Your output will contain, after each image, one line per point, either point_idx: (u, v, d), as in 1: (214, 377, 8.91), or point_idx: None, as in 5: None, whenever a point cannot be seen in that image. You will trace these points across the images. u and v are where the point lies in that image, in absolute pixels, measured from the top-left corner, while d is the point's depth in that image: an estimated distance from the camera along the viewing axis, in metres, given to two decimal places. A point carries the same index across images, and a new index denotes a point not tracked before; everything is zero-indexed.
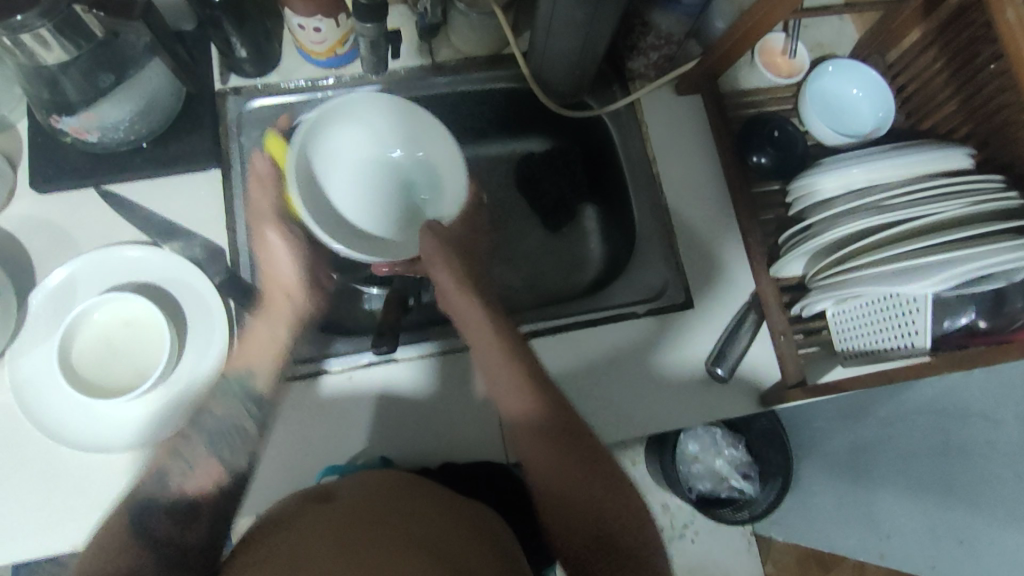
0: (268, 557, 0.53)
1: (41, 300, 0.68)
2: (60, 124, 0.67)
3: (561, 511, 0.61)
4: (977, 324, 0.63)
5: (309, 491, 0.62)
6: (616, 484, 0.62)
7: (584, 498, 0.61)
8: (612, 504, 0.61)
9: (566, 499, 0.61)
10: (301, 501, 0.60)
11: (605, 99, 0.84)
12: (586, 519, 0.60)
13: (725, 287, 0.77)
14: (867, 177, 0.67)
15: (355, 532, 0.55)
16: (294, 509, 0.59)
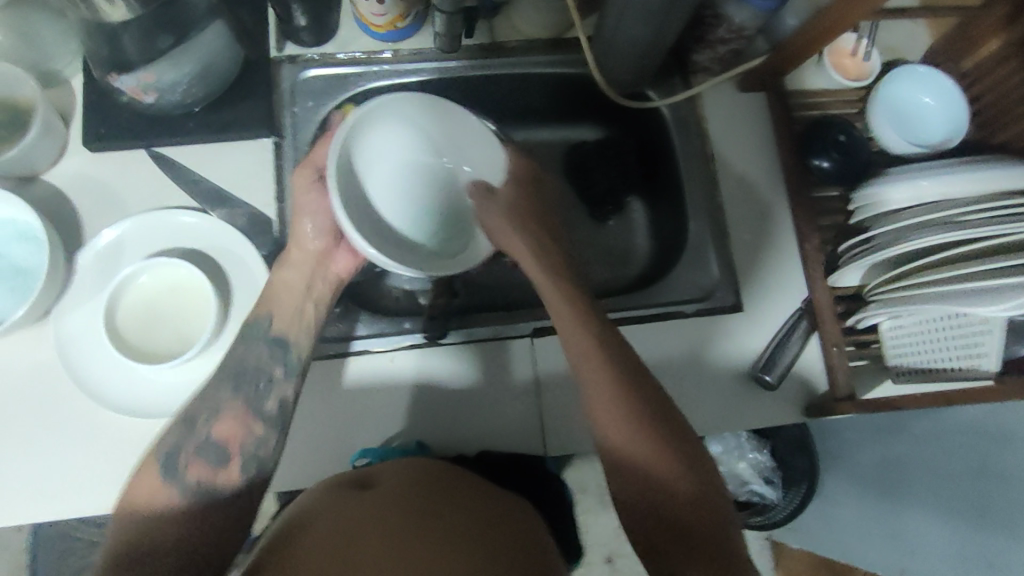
0: (309, 545, 0.52)
1: (90, 259, 0.68)
2: (117, 82, 0.66)
3: (648, 513, 0.53)
4: None
5: (345, 478, 0.61)
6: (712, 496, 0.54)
7: (684, 506, 0.53)
8: (708, 512, 0.53)
9: (659, 498, 0.53)
10: (339, 486, 0.60)
11: (665, 91, 0.80)
12: (682, 526, 0.52)
13: (776, 293, 0.75)
14: (939, 191, 0.64)
15: (395, 521, 0.54)
16: (331, 497, 0.58)
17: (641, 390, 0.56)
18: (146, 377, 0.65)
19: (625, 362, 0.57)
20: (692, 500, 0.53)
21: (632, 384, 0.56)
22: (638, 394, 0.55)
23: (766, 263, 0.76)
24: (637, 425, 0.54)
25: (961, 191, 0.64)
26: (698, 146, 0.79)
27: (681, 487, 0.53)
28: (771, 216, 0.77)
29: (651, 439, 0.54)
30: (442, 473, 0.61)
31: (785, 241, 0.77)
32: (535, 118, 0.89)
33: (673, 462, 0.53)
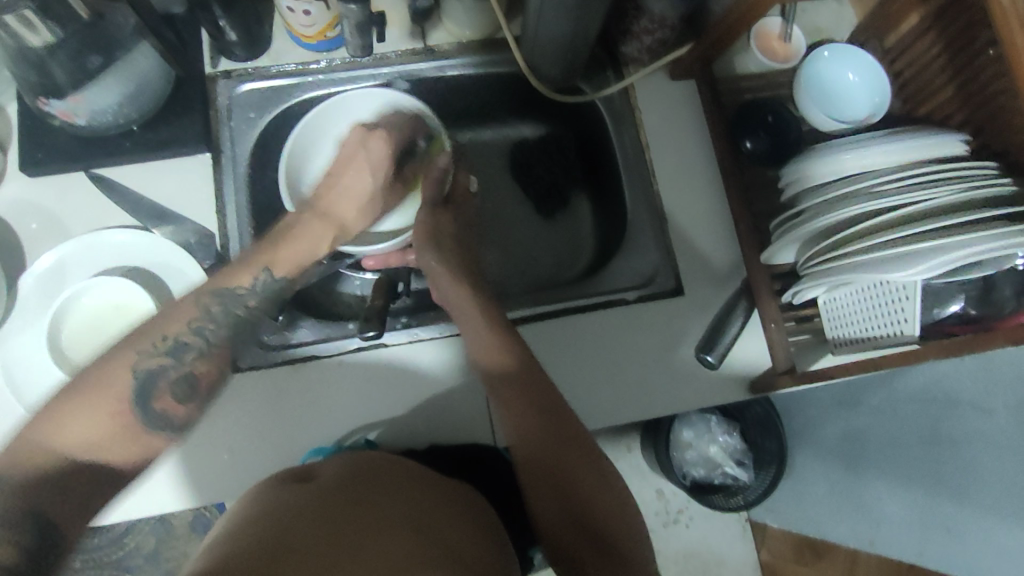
0: (256, 538, 0.51)
1: (31, 283, 0.69)
2: (48, 106, 0.67)
3: (553, 495, 0.61)
4: (967, 312, 0.61)
5: (287, 474, 0.61)
6: (606, 480, 0.62)
7: (581, 484, 0.61)
8: (603, 490, 0.61)
9: (559, 479, 0.61)
10: (279, 483, 0.60)
11: (598, 84, 0.82)
12: (577, 508, 0.60)
13: (715, 275, 0.77)
14: (859, 164, 0.66)
15: (347, 519, 0.54)
16: (276, 493, 0.58)
17: (541, 386, 0.63)
18: None
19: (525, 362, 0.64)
20: (588, 481, 0.61)
21: (526, 377, 0.63)
22: (535, 391, 0.63)
23: (705, 247, 0.78)
24: (536, 416, 0.62)
25: (881, 162, 0.66)
26: (634, 136, 0.81)
27: (576, 465, 0.61)
28: (708, 200, 0.79)
29: (550, 428, 0.62)
30: (390, 469, 0.63)
31: (722, 223, 0.79)
32: (478, 117, 0.90)
33: (577, 455, 0.61)
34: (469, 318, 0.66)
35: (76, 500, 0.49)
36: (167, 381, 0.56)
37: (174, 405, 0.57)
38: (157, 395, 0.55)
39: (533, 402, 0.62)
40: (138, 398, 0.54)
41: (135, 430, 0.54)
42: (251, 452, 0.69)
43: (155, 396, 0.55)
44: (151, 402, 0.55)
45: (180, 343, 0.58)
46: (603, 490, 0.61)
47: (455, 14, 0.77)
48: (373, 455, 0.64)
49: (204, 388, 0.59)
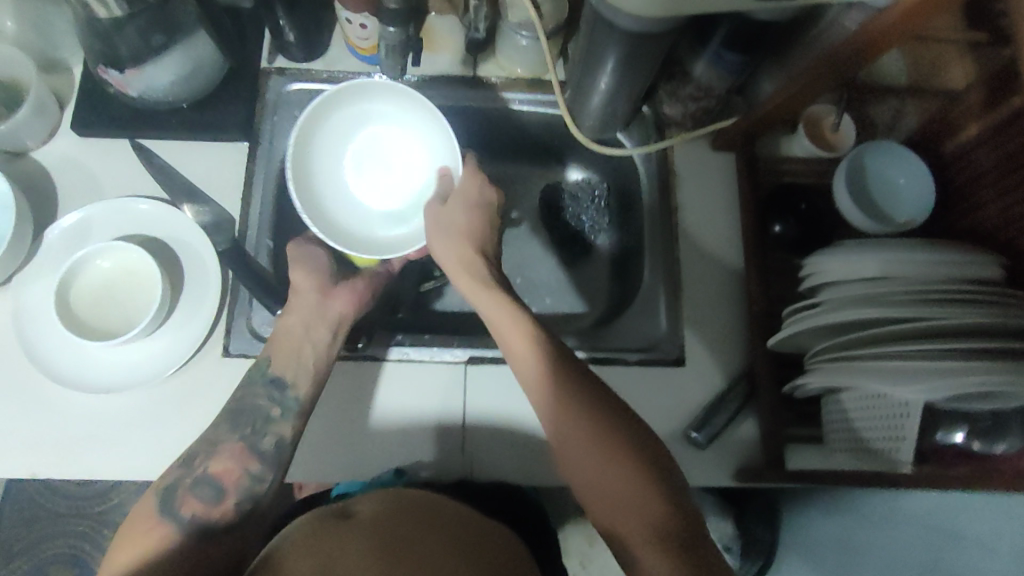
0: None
1: (57, 236, 0.72)
2: (106, 74, 0.70)
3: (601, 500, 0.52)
4: (971, 445, 0.56)
5: (328, 508, 0.62)
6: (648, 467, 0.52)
7: (610, 469, 0.51)
8: (643, 476, 0.51)
9: (591, 466, 0.52)
10: (322, 516, 0.60)
11: (639, 140, 0.82)
12: (616, 495, 0.51)
13: (721, 351, 0.75)
14: (880, 267, 0.64)
15: (392, 560, 0.55)
16: (316, 527, 0.59)
17: (567, 370, 0.55)
18: (89, 354, 0.68)
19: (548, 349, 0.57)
20: (620, 469, 0.51)
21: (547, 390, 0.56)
22: (557, 378, 0.55)
23: (715, 322, 0.76)
24: (561, 404, 0.54)
25: (911, 270, 0.63)
26: (663, 197, 0.80)
27: (612, 474, 0.51)
28: (726, 277, 0.77)
29: (576, 411, 0.54)
30: (426, 502, 0.62)
31: (737, 301, 0.77)
32: (517, 153, 0.90)
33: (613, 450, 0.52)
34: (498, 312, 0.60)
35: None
36: (189, 485, 0.59)
37: (206, 509, 0.58)
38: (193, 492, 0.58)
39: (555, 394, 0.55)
40: (167, 507, 0.58)
41: (171, 533, 0.57)
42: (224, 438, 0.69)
43: (182, 500, 0.58)
44: (179, 508, 0.58)
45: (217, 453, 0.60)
46: (642, 479, 0.51)
47: (508, 49, 0.78)
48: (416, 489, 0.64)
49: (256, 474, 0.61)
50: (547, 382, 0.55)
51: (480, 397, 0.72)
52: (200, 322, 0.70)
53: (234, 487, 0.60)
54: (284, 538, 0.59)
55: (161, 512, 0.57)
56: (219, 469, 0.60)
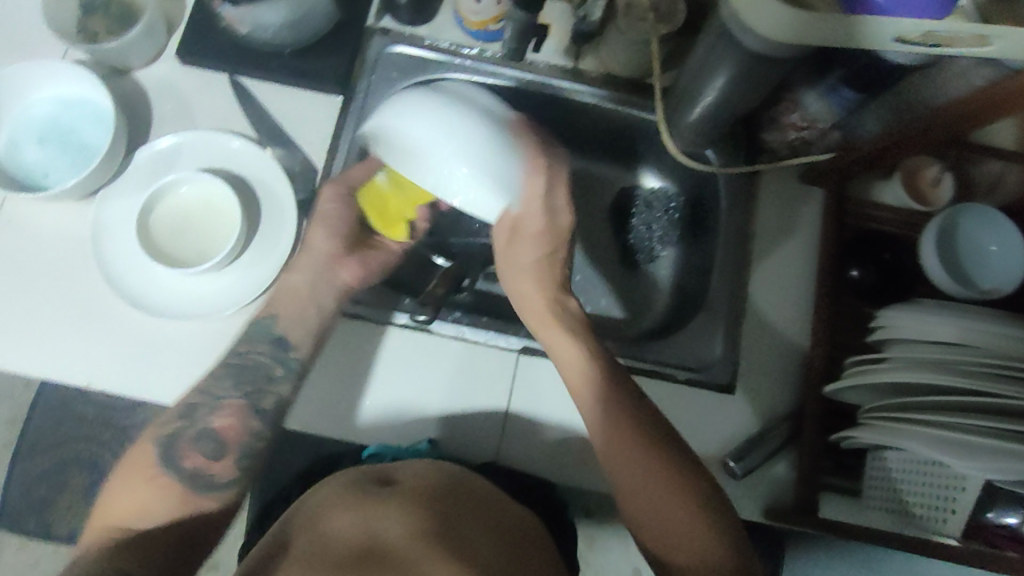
0: (330, 548, 0.56)
1: (146, 156, 0.73)
2: (221, 8, 0.71)
3: (655, 534, 0.56)
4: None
5: (369, 471, 0.65)
6: (690, 484, 0.56)
7: (656, 481, 0.56)
8: (687, 492, 0.55)
9: (664, 528, 0.55)
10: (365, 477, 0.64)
11: (728, 161, 0.79)
12: (659, 506, 0.55)
13: (772, 387, 0.74)
14: (960, 335, 0.62)
15: (420, 537, 0.57)
16: (355, 486, 0.62)
17: (621, 395, 0.60)
18: (159, 276, 0.70)
19: (607, 372, 0.61)
20: (684, 511, 0.55)
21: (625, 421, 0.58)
22: (613, 401, 0.59)
23: (772, 356, 0.75)
24: (614, 424, 0.58)
25: (990, 343, 0.61)
26: (741, 222, 0.79)
27: (676, 514, 0.55)
28: (791, 313, 0.76)
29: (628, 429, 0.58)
30: (459, 476, 0.64)
31: (798, 340, 0.75)
32: (599, 151, 0.90)
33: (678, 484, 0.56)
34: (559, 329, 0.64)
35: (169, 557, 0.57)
36: (189, 440, 0.62)
37: (206, 462, 0.62)
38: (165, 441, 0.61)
39: (612, 414, 0.59)
40: (168, 458, 0.61)
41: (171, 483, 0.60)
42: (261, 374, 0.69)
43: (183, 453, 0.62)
44: (180, 458, 0.61)
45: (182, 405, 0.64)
46: (702, 523, 0.54)
47: (615, 47, 0.77)
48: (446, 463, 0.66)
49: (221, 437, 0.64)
50: (603, 403, 0.60)
51: (526, 389, 0.71)
52: (268, 265, 0.71)
53: (235, 444, 0.63)
54: (317, 499, 0.63)
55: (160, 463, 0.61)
56: (223, 425, 0.63)
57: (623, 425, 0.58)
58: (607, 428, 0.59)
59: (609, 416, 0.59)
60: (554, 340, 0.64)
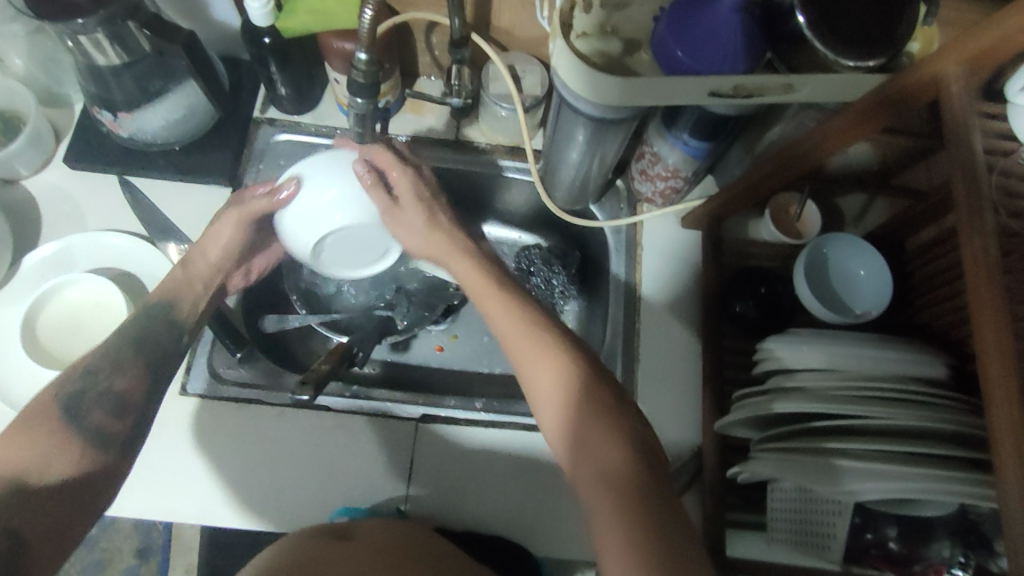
0: None
1: (34, 262, 0.74)
2: (98, 114, 0.74)
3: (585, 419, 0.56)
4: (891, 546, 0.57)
5: (326, 527, 0.65)
6: (560, 347, 0.60)
7: (617, 466, 0.53)
8: (630, 515, 0.51)
9: (584, 429, 0.55)
10: (318, 535, 0.64)
11: (610, 214, 0.85)
12: (591, 518, 0.53)
13: (674, 430, 0.75)
14: (826, 359, 0.64)
15: None
16: (315, 542, 0.62)
17: (584, 386, 0.57)
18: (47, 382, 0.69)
19: (575, 364, 0.58)
20: (567, 378, 0.58)
21: (536, 333, 0.61)
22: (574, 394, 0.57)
23: (669, 400, 0.76)
24: (527, 357, 0.60)
25: (858, 365, 0.63)
26: (629, 269, 0.82)
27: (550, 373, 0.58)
28: (685, 354, 0.78)
29: (606, 445, 0.54)
30: (420, 537, 0.64)
31: (691, 379, 0.77)
32: (499, 214, 0.93)
33: (548, 351, 0.59)
34: (524, 333, 0.61)
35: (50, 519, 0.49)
36: (93, 400, 0.56)
37: (110, 420, 0.56)
38: (85, 409, 0.55)
39: (594, 440, 0.55)
40: (72, 417, 0.55)
41: (71, 439, 0.53)
42: (171, 483, 0.70)
43: (85, 413, 0.55)
44: (84, 418, 0.55)
45: (89, 370, 0.58)
46: (583, 397, 0.57)
47: (489, 117, 0.81)
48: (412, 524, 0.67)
49: (129, 400, 0.58)
50: (563, 416, 0.57)
51: (426, 461, 0.72)
52: None
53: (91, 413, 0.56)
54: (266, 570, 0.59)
55: (64, 418, 0.54)
56: (123, 387, 0.58)
57: (534, 332, 0.61)
58: (520, 341, 0.61)
59: (563, 422, 0.57)
60: (514, 346, 0.61)
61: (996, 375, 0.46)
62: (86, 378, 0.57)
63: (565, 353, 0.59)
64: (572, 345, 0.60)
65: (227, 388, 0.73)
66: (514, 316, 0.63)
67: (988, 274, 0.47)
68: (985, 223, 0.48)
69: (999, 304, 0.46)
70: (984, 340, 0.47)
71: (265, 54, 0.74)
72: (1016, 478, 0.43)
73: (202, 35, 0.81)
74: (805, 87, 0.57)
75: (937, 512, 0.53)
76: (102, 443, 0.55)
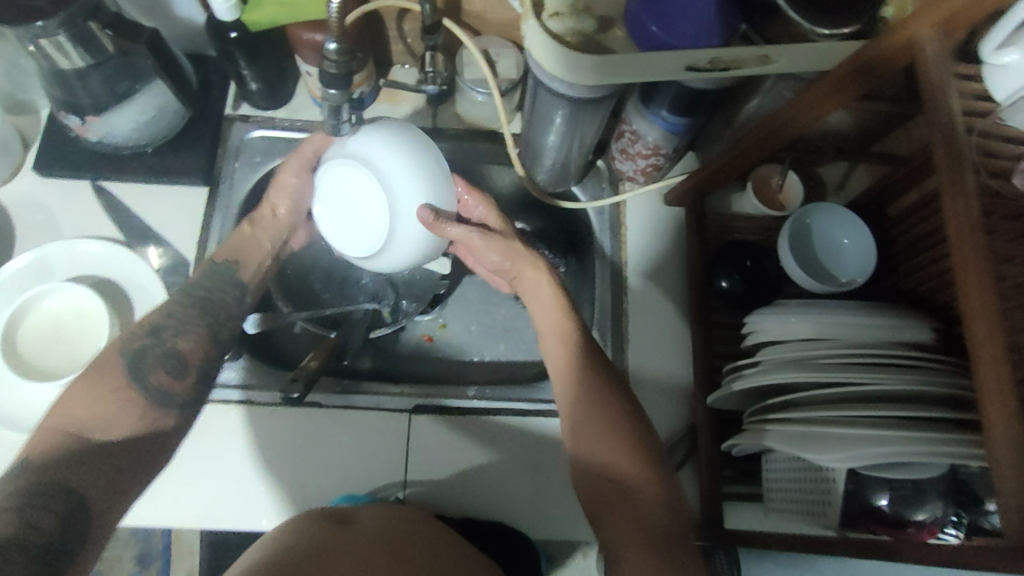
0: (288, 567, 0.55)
1: (10, 274, 0.73)
2: (66, 119, 0.73)
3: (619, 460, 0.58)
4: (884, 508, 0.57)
5: (328, 512, 0.65)
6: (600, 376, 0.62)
7: (654, 513, 0.56)
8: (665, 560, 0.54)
9: (617, 470, 0.58)
10: (321, 518, 0.64)
11: (592, 195, 0.85)
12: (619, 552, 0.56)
13: (667, 408, 0.75)
14: (813, 329, 0.64)
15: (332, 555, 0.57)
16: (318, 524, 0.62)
17: (623, 415, 0.60)
18: (32, 396, 0.68)
19: (617, 393, 0.62)
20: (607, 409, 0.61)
21: (582, 365, 0.63)
22: (616, 418, 0.60)
23: (661, 378, 0.77)
24: (568, 382, 0.63)
25: (846, 334, 0.64)
26: (615, 249, 0.82)
27: (592, 409, 0.61)
28: (674, 330, 0.78)
29: (646, 493, 0.57)
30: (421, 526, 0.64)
31: (681, 356, 0.78)
32: (481, 200, 0.93)
33: (596, 379, 0.62)
34: (566, 362, 0.64)
35: (108, 473, 0.51)
36: (157, 357, 0.59)
37: (171, 380, 0.59)
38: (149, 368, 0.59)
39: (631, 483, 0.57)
40: (135, 374, 0.58)
41: (134, 397, 0.57)
42: (167, 490, 0.69)
43: (149, 370, 0.58)
44: (146, 375, 0.58)
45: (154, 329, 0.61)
46: (624, 437, 0.59)
47: (466, 103, 0.80)
48: (414, 512, 0.67)
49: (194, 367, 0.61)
50: (596, 451, 0.59)
51: (423, 452, 0.72)
52: None
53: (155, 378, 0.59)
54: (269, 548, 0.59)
55: (125, 374, 0.57)
56: (188, 347, 0.61)
57: (580, 362, 0.63)
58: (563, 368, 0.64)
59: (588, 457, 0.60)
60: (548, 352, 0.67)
61: (980, 337, 0.46)
62: (153, 335, 0.60)
63: (605, 385, 0.62)
64: (605, 368, 0.64)
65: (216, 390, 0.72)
66: (552, 339, 0.66)
67: (970, 237, 0.47)
68: (965, 185, 0.48)
69: (982, 266, 0.46)
70: (968, 300, 0.47)
71: (233, 49, 0.72)
72: (1005, 437, 0.44)
73: (166, 33, 0.80)
74: (781, 58, 0.57)
75: (930, 474, 0.54)
76: (174, 404, 0.59)
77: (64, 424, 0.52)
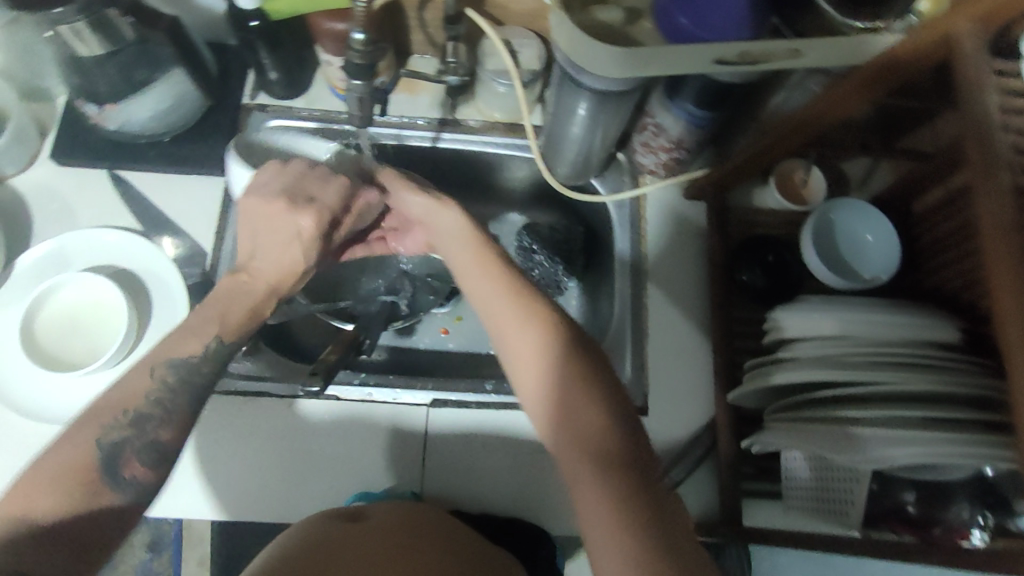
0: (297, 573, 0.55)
1: (29, 263, 0.72)
2: (84, 107, 0.72)
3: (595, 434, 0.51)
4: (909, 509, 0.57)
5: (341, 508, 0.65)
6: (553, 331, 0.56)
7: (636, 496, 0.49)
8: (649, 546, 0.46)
9: (590, 440, 0.51)
10: (334, 515, 0.63)
11: (612, 188, 0.84)
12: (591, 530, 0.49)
13: (687, 404, 0.75)
14: (838, 327, 0.64)
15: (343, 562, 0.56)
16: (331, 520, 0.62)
17: (585, 374, 0.54)
18: (51, 385, 0.68)
19: (567, 347, 0.55)
20: (559, 370, 0.54)
21: (535, 322, 0.57)
22: (572, 376, 0.54)
23: (681, 374, 0.76)
24: (514, 338, 0.57)
25: (870, 332, 0.63)
26: (634, 243, 0.81)
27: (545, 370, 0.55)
28: (693, 326, 0.78)
29: (623, 472, 0.50)
30: (435, 519, 0.64)
31: (701, 352, 0.77)
32: (499, 193, 0.92)
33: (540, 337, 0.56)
34: (510, 313, 0.57)
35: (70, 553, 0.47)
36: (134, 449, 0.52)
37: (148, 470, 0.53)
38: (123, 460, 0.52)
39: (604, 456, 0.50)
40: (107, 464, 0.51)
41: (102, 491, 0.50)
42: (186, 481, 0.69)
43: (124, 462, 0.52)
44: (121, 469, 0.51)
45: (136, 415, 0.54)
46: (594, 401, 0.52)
47: (486, 94, 0.79)
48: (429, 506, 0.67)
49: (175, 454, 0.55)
50: (552, 413, 0.54)
51: (441, 445, 0.72)
52: None
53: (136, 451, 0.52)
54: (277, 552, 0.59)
55: (101, 471, 0.50)
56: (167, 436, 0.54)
57: (530, 317, 0.57)
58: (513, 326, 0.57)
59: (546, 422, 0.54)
60: (486, 301, 0.60)
61: (1014, 339, 0.45)
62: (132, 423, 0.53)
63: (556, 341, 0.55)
64: (559, 320, 0.57)
65: (234, 381, 0.72)
66: (499, 294, 0.59)
67: (1005, 237, 0.46)
68: (1000, 184, 0.47)
69: (1016, 267, 0.45)
70: (1002, 302, 0.46)
71: (252, 38, 0.71)
72: None
73: (188, 23, 0.79)
74: (811, 51, 0.56)
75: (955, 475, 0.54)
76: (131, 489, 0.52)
77: (20, 518, 0.46)
